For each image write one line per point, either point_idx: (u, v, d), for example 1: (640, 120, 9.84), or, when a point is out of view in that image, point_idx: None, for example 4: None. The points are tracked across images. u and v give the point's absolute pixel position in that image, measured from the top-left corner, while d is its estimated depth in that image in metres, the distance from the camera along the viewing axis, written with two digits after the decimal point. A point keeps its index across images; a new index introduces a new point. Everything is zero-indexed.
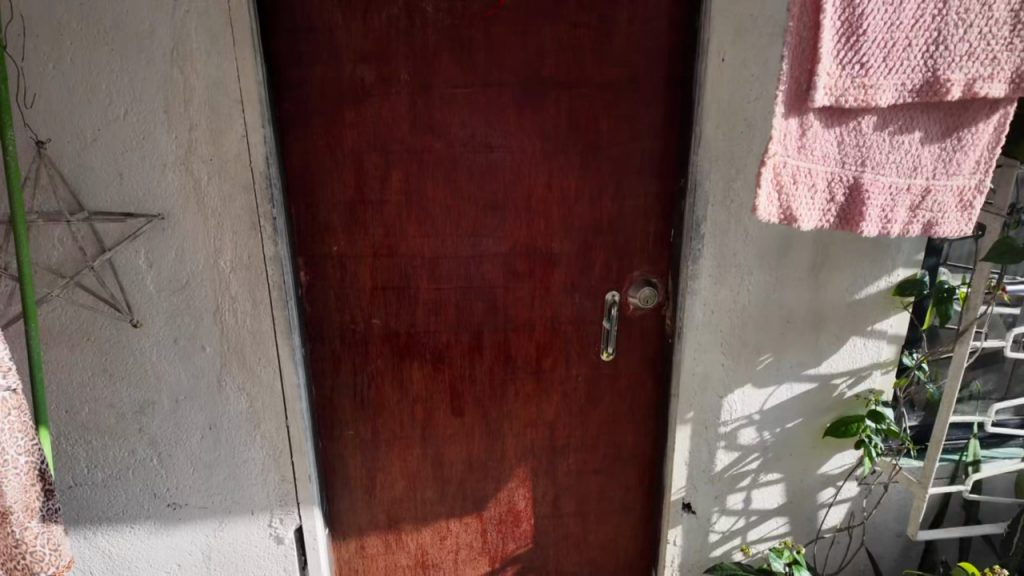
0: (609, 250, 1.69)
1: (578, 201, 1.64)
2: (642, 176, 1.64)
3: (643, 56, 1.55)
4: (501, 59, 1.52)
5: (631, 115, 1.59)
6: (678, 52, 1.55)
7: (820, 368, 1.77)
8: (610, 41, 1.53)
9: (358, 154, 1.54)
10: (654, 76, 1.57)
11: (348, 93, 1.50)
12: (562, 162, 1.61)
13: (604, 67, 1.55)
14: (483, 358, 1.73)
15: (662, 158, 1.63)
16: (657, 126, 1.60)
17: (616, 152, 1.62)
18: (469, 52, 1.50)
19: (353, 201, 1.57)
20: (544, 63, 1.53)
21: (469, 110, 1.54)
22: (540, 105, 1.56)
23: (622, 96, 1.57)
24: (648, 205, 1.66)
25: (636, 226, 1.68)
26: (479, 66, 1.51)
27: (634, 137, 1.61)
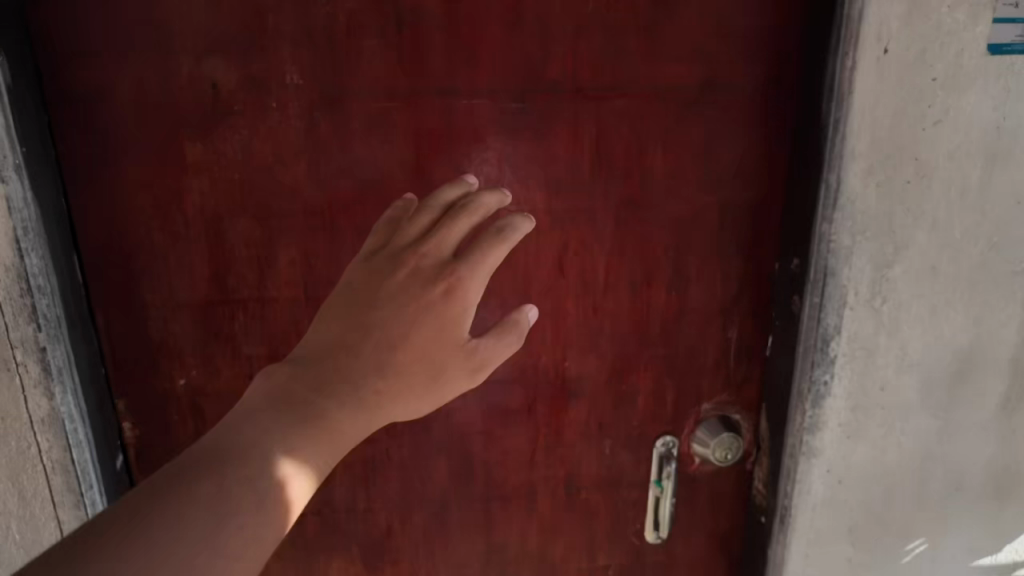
0: (661, 374, 1.00)
1: (612, 291, 0.95)
2: (719, 251, 0.95)
3: (728, 40, 0.86)
4: (475, 46, 0.83)
5: (704, 145, 0.90)
6: (789, 35, 0.87)
7: (1002, 558, 1.08)
8: (669, 13, 0.84)
9: (213, 220, 0.84)
10: (745, 77, 0.88)
11: (186, 111, 0.80)
12: (584, 226, 0.92)
13: (659, 62, 0.86)
14: (451, 549, 1.04)
15: (754, 217, 0.94)
16: (749, 165, 0.91)
17: (677, 210, 0.93)
18: (413, 32, 0.81)
19: (210, 303, 0.87)
20: (550, 57, 0.84)
21: (417, 140, 0.85)
22: (545, 128, 0.88)
23: (689, 112, 0.89)
24: (728, 297, 0.98)
25: (706, 333, 0.99)
26: (432, 58, 0.83)
27: (708, 184, 0.92)
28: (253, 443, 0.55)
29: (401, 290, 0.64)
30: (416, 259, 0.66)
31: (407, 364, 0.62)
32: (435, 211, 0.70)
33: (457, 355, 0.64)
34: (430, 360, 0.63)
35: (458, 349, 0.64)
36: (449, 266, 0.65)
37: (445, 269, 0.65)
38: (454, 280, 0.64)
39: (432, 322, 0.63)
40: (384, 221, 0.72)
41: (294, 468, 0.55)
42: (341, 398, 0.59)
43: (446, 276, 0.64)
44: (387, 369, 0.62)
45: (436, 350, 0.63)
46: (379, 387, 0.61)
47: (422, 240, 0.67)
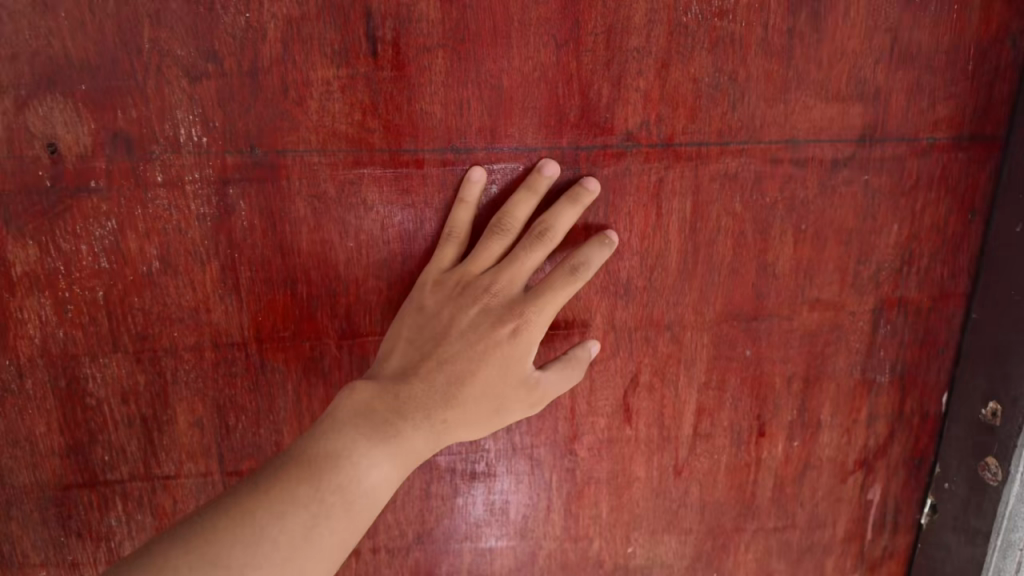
0: (768, 555, 0.67)
1: (704, 445, 0.62)
2: (864, 381, 0.63)
3: (908, 65, 0.54)
4: (501, 77, 0.50)
5: (855, 229, 0.58)
6: (1003, 57, 0.54)
7: None
8: (820, 21, 0.52)
9: (66, 362, 0.51)
10: (928, 123, 0.55)
11: (8, 187, 0.47)
12: (666, 352, 0.59)
13: (797, 100, 0.53)
14: None
15: (918, 333, 0.62)
16: (920, 256, 0.59)
17: (807, 326, 0.60)
18: (398, 53, 0.48)
19: (68, 486, 0.54)
20: (621, 94, 0.52)
21: (405, 227, 0.53)
22: (610, 205, 0.54)
23: (837, 178, 0.56)
24: (872, 446, 0.65)
25: (836, 494, 0.66)
26: (430, 97, 0.50)
27: (854, 284, 0.59)
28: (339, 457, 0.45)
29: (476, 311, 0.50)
30: (496, 283, 0.50)
31: (484, 390, 0.50)
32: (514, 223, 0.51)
33: (528, 390, 0.52)
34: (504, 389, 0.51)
35: (527, 383, 0.52)
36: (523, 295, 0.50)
37: (532, 297, 0.50)
38: (532, 318, 0.50)
39: (506, 363, 0.50)
40: (454, 226, 0.52)
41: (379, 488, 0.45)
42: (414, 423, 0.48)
43: (525, 311, 0.50)
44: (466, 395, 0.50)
45: (512, 387, 0.51)
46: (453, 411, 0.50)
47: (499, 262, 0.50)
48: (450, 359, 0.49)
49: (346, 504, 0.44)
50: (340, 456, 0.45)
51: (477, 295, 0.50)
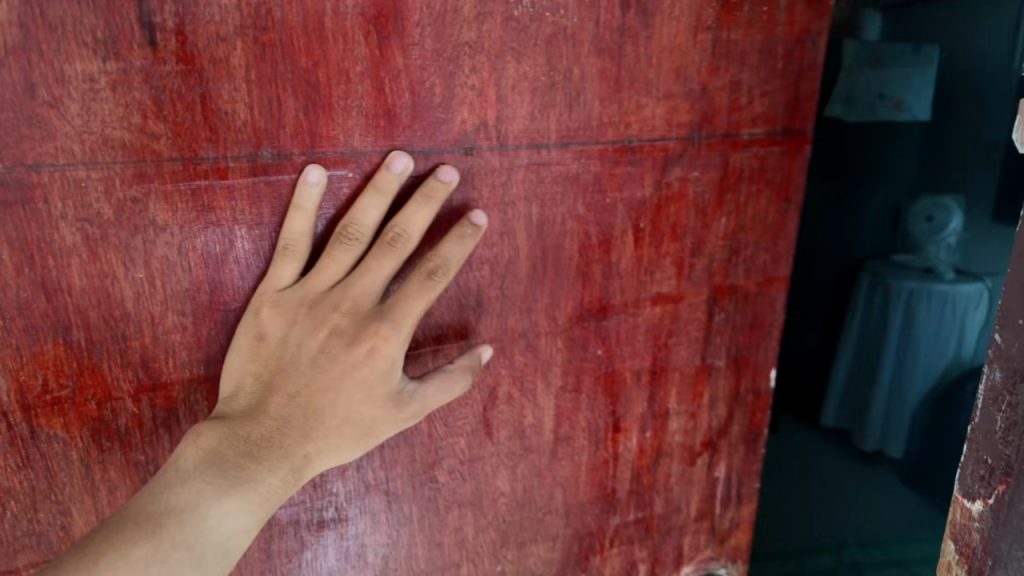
0: (632, 549, 0.68)
1: (564, 450, 0.61)
2: (706, 368, 0.65)
3: (727, 64, 0.56)
4: (317, 72, 0.43)
5: (690, 224, 0.59)
6: (806, 58, 0.58)
7: None
8: (647, 19, 0.52)
9: None
10: (746, 119, 0.58)
11: None
12: (522, 361, 0.56)
13: (630, 98, 0.53)
14: None
15: (748, 317, 0.65)
16: (745, 245, 0.62)
17: (653, 320, 0.61)
18: (185, 43, 0.40)
19: None
20: (457, 93, 0.47)
21: (212, 250, 0.44)
22: (454, 212, 0.50)
23: (671, 174, 0.57)
24: (717, 428, 0.68)
25: (689, 476, 0.68)
26: (230, 97, 0.42)
27: (689, 275, 0.61)
28: (180, 511, 0.38)
29: (329, 330, 0.43)
30: (347, 298, 0.44)
31: (342, 420, 0.44)
32: (366, 232, 0.45)
33: (397, 411, 0.46)
34: (367, 416, 0.45)
35: (394, 405, 0.46)
36: (381, 309, 0.44)
37: (390, 311, 0.44)
38: (394, 333, 0.44)
39: (366, 385, 0.44)
40: (290, 239, 0.44)
41: (226, 540, 0.39)
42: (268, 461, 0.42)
43: (382, 328, 0.44)
44: (322, 424, 0.44)
45: (379, 411, 0.45)
46: (311, 443, 0.44)
47: (350, 274, 0.44)
48: (300, 387, 0.43)
49: (191, 562, 0.37)
50: (179, 510, 0.38)
51: (327, 314, 0.43)
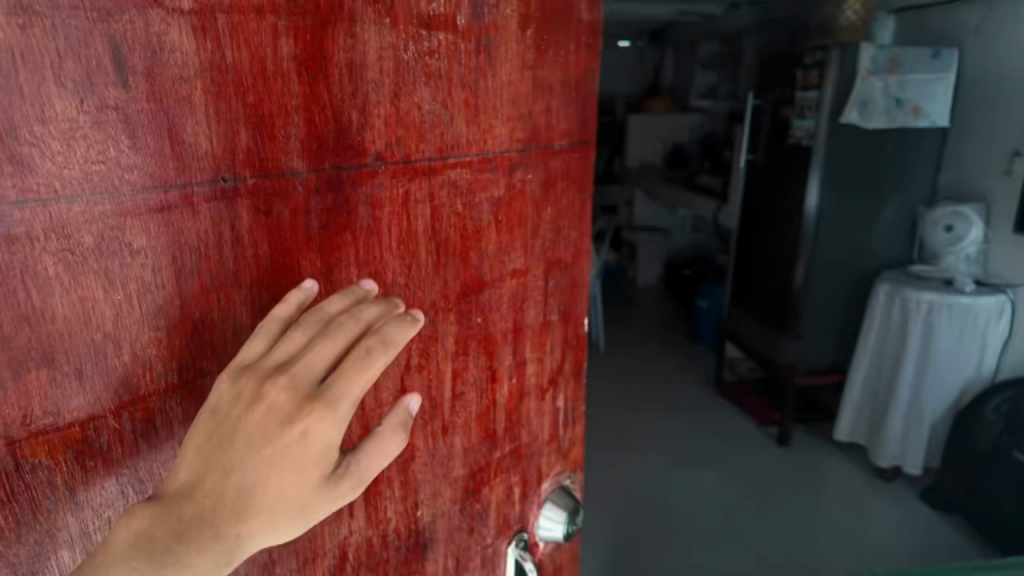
0: (509, 476, 0.91)
1: (460, 403, 0.81)
2: (547, 322, 0.92)
3: (543, 93, 0.84)
4: (264, 106, 0.57)
5: (530, 213, 0.86)
6: (585, 90, 0.91)
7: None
8: (493, 61, 0.76)
9: None
10: (556, 134, 0.88)
11: None
12: (429, 332, 0.75)
13: (487, 119, 0.77)
14: None
15: (564, 282, 0.94)
16: (559, 229, 0.92)
17: (511, 290, 0.85)
18: (157, 86, 0.51)
19: None
20: (371, 122, 0.65)
21: (177, 261, 0.55)
22: (371, 213, 0.67)
23: (515, 177, 0.82)
24: (556, 366, 0.97)
25: (541, 409, 0.94)
26: (192, 133, 0.53)
27: (531, 252, 0.87)
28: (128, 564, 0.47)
29: (269, 408, 0.54)
30: (288, 377, 0.55)
31: (276, 493, 0.53)
32: (310, 326, 0.59)
33: (322, 488, 0.56)
34: (296, 494, 0.54)
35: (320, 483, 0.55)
36: (314, 393, 0.55)
37: (326, 393, 0.55)
38: (324, 417, 0.54)
39: (298, 461, 0.54)
40: (268, 323, 0.59)
41: None
42: (209, 523, 0.50)
43: (316, 411, 0.54)
44: (259, 497, 0.52)
45: (305, 487, 0.54)
46: (248, 516, 0.52)
47: (291, 362, 0.56)
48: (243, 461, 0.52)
49: None
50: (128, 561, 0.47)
51: (272, 395, 0.54)
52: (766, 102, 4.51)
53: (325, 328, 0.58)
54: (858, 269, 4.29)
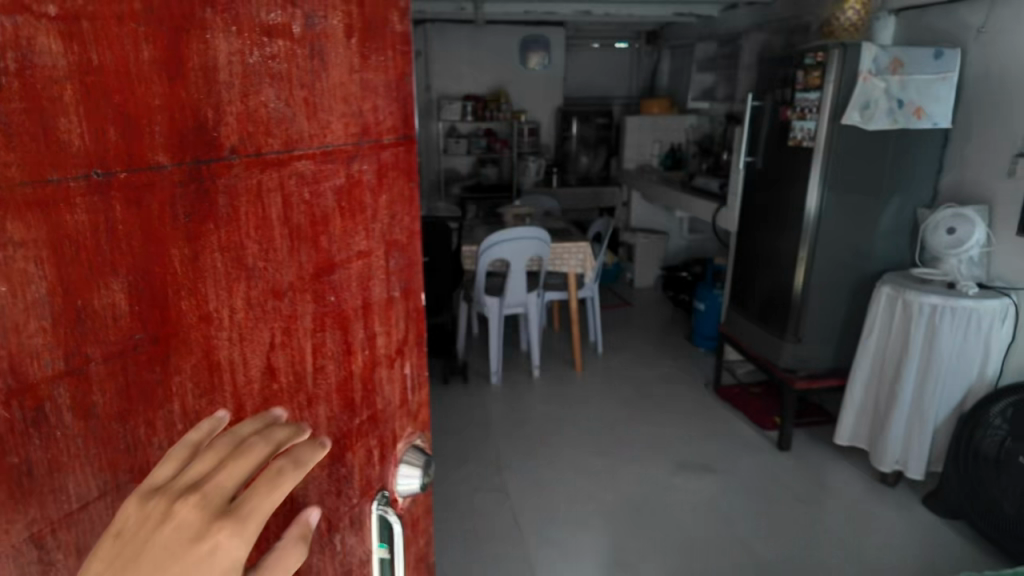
0: (368, 442, 0.89)
1: (318, 385, 0.79)
2: (390, 297, 0.88)
3: (368, 93, 0.79)
4: (124, 100, 0.56)
5: (371, 201, 0.81)
6: (405, 90, 0.85)
7: None
8: (324, 65, 0.72)
9: None
10: (384, 129, 0.82)
11: None
12: (287, 314, 0.73)
13: (325, 117, 0.73)
14: None
15: (406, 260, 0.90)
16: (397, 215, 0.87)
17: (360, 270, 0.82)
18: (25, 85, 0.51)
19: None
20: (224, 121, 0.64)
21: (63, 259, 0.55)
22: (225, 202, 0.65)
23: (353, 167, 0.78)
24: (402, 338, 0.92)
25: (394, 379, 0.92)
26: (67, 127, 0.53)
27: (375, 234, 0.83)
28: None
29: (175, 529, 0.54)
30: (198, 496, 0.56)
31: None
32: (222, 447, 0.61)
33: None
34: None
35: None
36: (221, 512, 0.56)
37: (235, 512, 0.56)
38: (230, 538, 0.55)
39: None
40: (176, 450, 0.61)
41: None
42: None
43: (223, 530, 0.55)
44: None
45: None
46: None
47: (201, 481, 0.57)
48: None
49: None
50: None
51: (179, 517, 0.54)
52: (765, 104, 4.49)
53: (232, 448, 0.61)
54: (858, 271, 4.23)
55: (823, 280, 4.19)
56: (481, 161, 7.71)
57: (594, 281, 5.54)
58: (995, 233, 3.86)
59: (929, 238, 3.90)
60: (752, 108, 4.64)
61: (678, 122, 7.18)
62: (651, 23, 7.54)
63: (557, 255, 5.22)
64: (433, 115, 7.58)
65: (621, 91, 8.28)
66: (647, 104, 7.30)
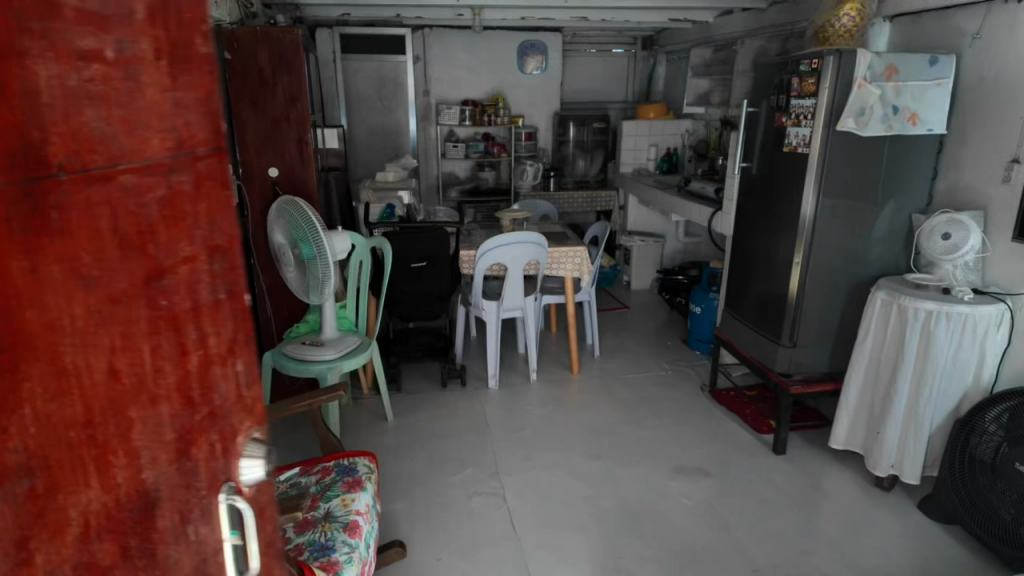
0: (209, 436, 1.02)
1: (157, 378, 0.92)
2: (217, 300, 1.00)
3: (181, 110, 0.93)
4: None
5: (190, 208, 0.95)
6: (216, 103, 0.99)
7: None
8: (139, 85, 0.86)
9: None
10: (199, 142, 0.96)
11: None
12: (119, 316, 0.87)
13: (143, 134, 0.88)
14: None
15: (235, 272, 1.04)
16: (220, 226, 1.01)
17: (187, 275, 0.95)
18: None
19: None
20: (45, 142, 0.78)
21: None
22: (52, 213, 0.79)
23: (171, 179, 0.91)
24: (232, 336, 1.05)
25: (229, 378, 1.05)
26: None
27: (201, 244, 0.97)
28: None
29: None
30: None
31: None
32: None
33: None
34: None
35: None
36: None
37: None
38: None
39: None
40: None
41: None
42: None
43: None
44: None
45: None
46: None
47: None
48: None
49: None
50: None
51: None
52: (760, 110, 4.52)
53: None
54: (853, 275, 4.24)
55: (818, 285, 4.20)
56: (479, 166, 7.76)
57: (590, 285, 5.57)
58: (993, 239, 3.85)
59: (925, 244, 3.91)
60: (747, 114, 4.67)
61: (675, 126, 7.21)
62: (648, 29, 7.59)
63: (553, 259, 5.23)
64: (431, 119, 7.64)
65: (618, 96, 8.33)
66: (642, 109, 7.37)
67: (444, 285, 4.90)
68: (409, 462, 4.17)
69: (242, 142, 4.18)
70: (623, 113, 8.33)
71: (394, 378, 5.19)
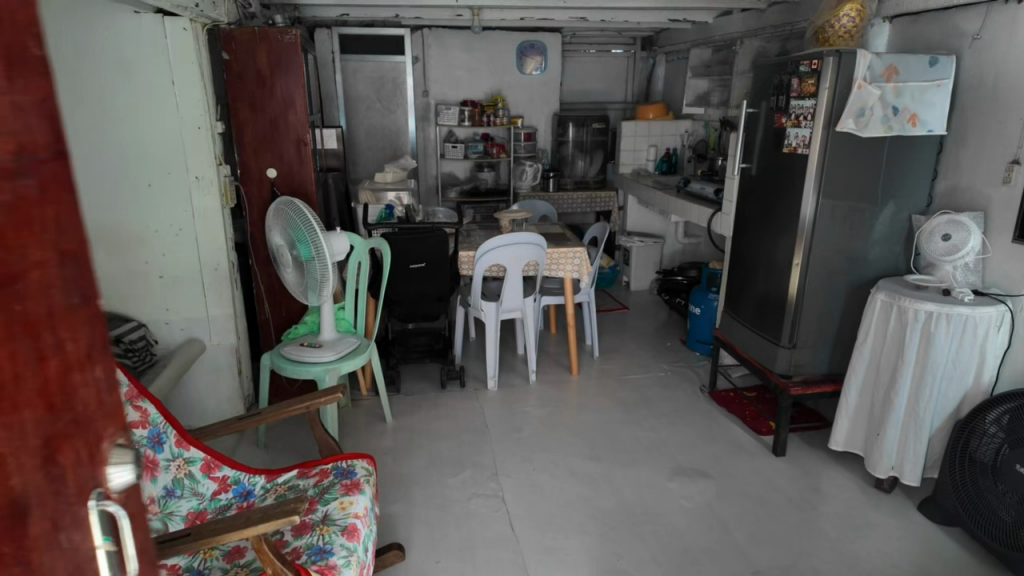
0: (72, 449, 0.68)
1: (10, 385, 0.60)
2: (71, 308, 0.66)
3: (19, 113, 0.60)
4: None
5: (39, 209, 0.62)
6: (37, 40, 0.63)
7: None
8: None
9: None
10: (42, 137, 0.62)
11: None
12: None
13: None
14: None
15: (78, 263, 0.68)
16: (58, 195, 0.65)
17: (43, 280, 0.62)
18: None
19: None
20: None
21: None
22: None
23: (16, 181, 0.59)
24: (90, 340, 0.70)
25: (87, 393, 0.70)
26: None
27: (47, 234, 0.63)
28: None
29: None
30: None
31: None
32: None
33: None
34: None
35: None
36: None
37: None
38: None
39: None
40: None
41: None
42: None
43: None
44: None
45: None
46: None
47: None
48: None
49: None
50: None
51: None
52: (760, 111, 4.51)
53: None
54: (853, 276, 4.23)
55: (818, 286, 4.18)
56: (478, 166, 7.75)
57: (590, 286, 5.57)
58: (993, 240, 3.84)
59: (924, 246, 3.90)
60: (746, 115, 4.66)
61: (674, 127, 7.21)
62: (647, 30, 7.59)
63: (552, 260, 5.21)
64: (430, 119, 7.64)
65: (617, 96, 8.32)
66: (642, 109, 7.31)
67: (443, 286, 4.89)
68: (408, 463, 4.15)
69: (240, 143, 4.18)
70: (623, 113, 8.32)
71: (393, 380, 5.18)
